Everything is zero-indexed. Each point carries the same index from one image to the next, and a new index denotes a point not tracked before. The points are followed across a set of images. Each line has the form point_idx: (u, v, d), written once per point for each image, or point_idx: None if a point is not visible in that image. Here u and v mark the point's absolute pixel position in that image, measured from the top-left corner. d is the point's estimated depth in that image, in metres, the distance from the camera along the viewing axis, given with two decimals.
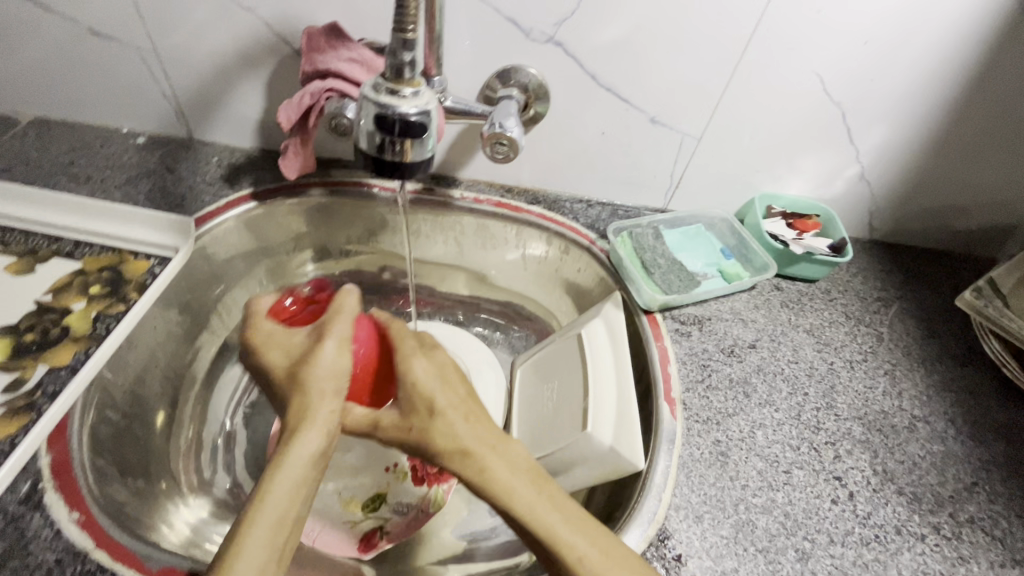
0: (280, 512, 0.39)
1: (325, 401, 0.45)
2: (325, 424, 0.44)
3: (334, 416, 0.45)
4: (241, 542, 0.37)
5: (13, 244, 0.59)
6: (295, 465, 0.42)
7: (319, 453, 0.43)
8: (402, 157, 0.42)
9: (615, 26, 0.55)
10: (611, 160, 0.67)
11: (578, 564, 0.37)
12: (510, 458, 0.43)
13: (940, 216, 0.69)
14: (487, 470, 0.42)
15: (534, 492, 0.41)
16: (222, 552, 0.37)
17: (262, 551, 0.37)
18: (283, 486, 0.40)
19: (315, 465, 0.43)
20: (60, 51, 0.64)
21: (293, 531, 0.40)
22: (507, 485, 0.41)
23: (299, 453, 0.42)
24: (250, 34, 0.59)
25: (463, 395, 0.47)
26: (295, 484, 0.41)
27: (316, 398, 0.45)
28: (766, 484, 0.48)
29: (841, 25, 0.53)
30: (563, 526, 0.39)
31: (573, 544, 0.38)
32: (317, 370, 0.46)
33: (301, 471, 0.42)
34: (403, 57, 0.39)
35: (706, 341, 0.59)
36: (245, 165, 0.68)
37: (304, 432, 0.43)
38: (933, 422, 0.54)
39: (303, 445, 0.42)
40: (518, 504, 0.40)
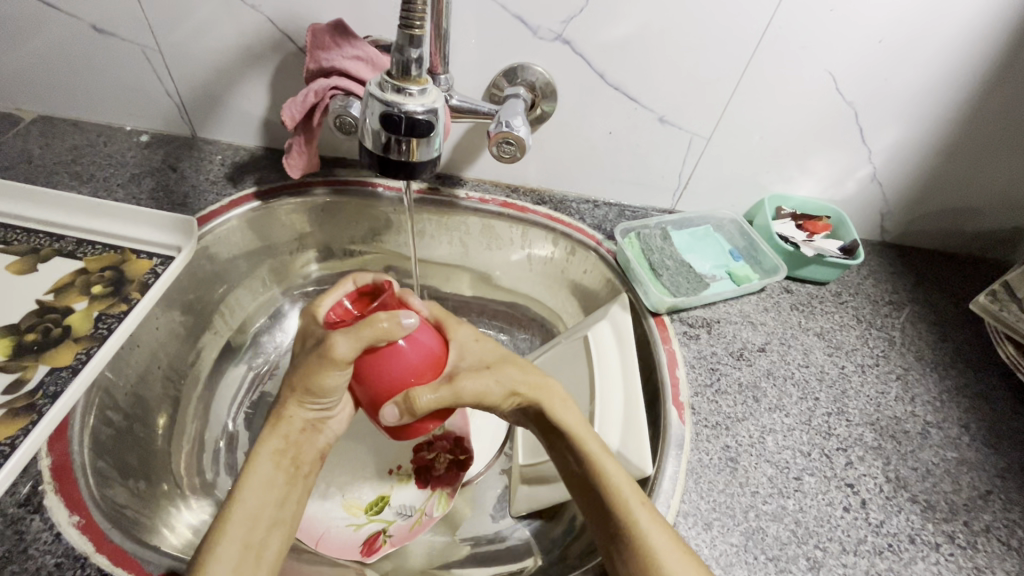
0: (253, 509, 0.41)
1: (293, 408, 0.46)
2: (291, 429, 0.46)
3: (301, 420, 0.46)
4: (217, 538, 0.39)
5: (15, 242, 0.58)
6: (264, 465, 0.44)
7: (286, 453, 0.45)
8: (408, 157, 0.41)
9: (624, 24, 0.54)
10: (618, 160, 0.66)
11: (635, 508, 0.42)
12: (577, 412, 0.48)
13: (953, 218, 0.68)
14: (559, 410, 0.47)
15: (598, 444, 0.46)
16: (199, 549, 0.39)
17: (237, 548, 0.39)
18: (255, 485, 0.42)
19: (282, 468, 0.45)
20: (63, 49, 0.63)
21: (268, 530, 0.41)
22: (579, 431, 0.46)
23: (267, 457, 0.44)
24: (254, 31, 0.58)
25: (525, 364, 0.50)
26: (268, 484, 0.43)
27: (294, 406, 0.46)
28: (776, 490, 0.47)
29: (855, 23, 0.52)
30: (622, 478, 0.44)
31: (630, 490, 0.43)
32: (300, 384, 0.45)
33: (272, 470, 0.44)
34: (410, 54, 0.38)
35: (715, 344, 0.58)
36: (248, 163, 0.68)
37: (271, 436, 0.45)
38: (946, 428, 0.53)
39: (271, 446, 0.45)
40: (588, 448, 0.45)
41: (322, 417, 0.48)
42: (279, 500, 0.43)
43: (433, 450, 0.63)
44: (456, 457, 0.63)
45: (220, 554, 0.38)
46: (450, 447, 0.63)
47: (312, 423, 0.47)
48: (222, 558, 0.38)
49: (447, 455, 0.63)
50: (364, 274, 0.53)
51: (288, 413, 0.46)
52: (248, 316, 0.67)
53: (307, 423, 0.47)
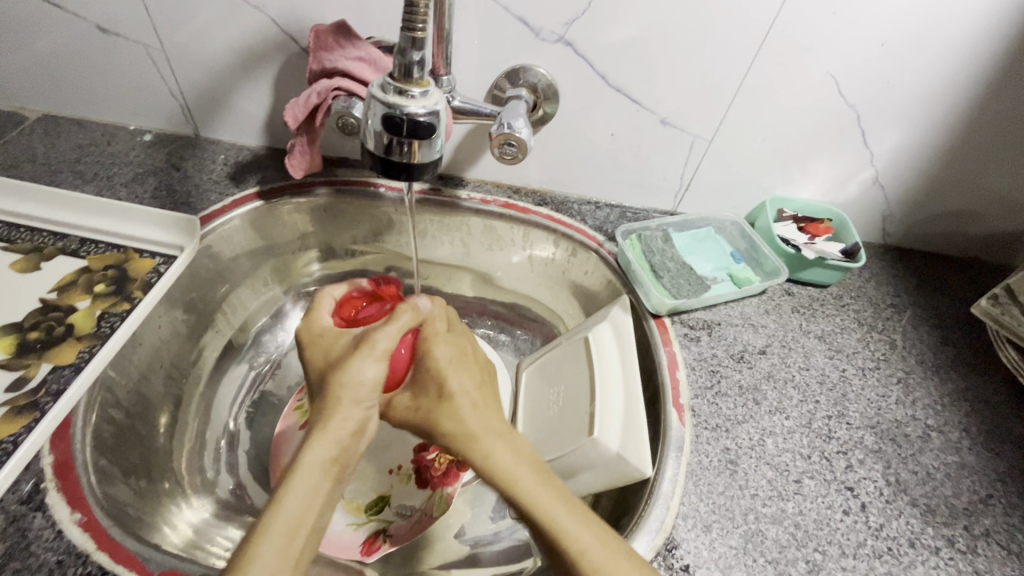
0: (295, 517, 0.38)
1: (347, 409, 0.45)
2: (341, 432, 0.44)
3: (351, 423, 0.45)
4: (255, 545, 0.36)
5: (19, 240, 0.59)
6: (313, 471, 0.41)
7: (334, 459, 0.42)
8: (410, 158, 0.41)
9: (626, 26, 0.54)
10: (620, 161, 0.66)
11: (580, 550, 0.38)
12: (513, 451, 0.44)
13: (955, 222, 0.68)
14: (489, 457, 0.44)
15: (535, 480, 0.42)
16: (236, 556, 0.35)
17: (275, 558, 0.35)
18: (299, 491, 0.39)
19: (331, 475, 0.42)
20: (68, 48, 0.63)
21: (308, 540, 0.38)
22: (512, 474, 0.42)
23: (314, 462, 0.42)
24: (257, 32, 0.58)
25: (475, 398, 0.48)
26: (313, 491, 0.40)
27: (342, 409, 0.45)
28: (776, 493, 0.47)
29: (857, 25, 0.52)
30: (569, 515, 0.40)
31: (577, 525, 0.39)
32: (347, 382, 0.46)
33: (318, 478, 0.41)
34: (411, 56, 0.38)
35: (715, 346, 0.58)
36: (251, 163, 0.68)
37: (321, 439, 0.43)
38: (947, 432, 0.53)
39: (320, 451, 0.42)
40: (522, 491, 0.41)
41: (366, 422, 0.46)
42: (323, 507, 0.40)
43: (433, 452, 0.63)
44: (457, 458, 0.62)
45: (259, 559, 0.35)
46: None
47: (358, 426, 0.45)
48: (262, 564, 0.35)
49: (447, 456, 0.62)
50: (338, 287, 0.57)
51: (334, 415, 0.45)
52: (250, 315, 0.68)
53: (355, 427, 0.45)
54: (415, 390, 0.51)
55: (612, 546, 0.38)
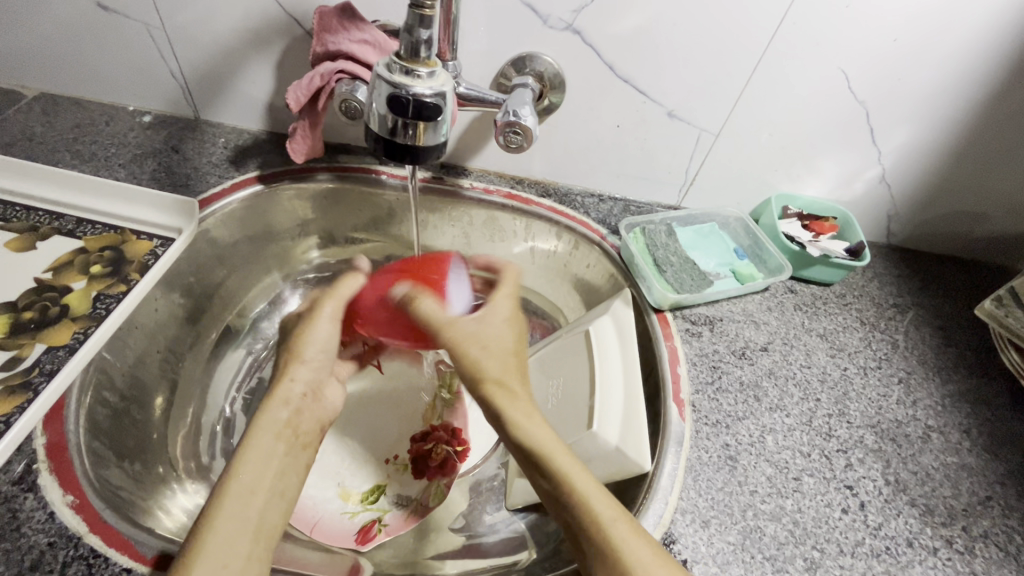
0: (249, 481, 0.40)
1: (294, 373, 0.50)
2: (289, 393, 0.49)
3: (298, 384, 0.50)
4: (214, 514, 0.38)
5: (14, 219, 0.58)
6: (266, 435, 0.44)
7: (287, 422, 0.46)
8: (415, 141, 0.40)
9: (636, 15, 0.53)
10: (625, 154, 0.65)
11: (608, 522, 0.39)
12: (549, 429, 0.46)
13: (960, 223, 0.68)
14: (530, 430, 0.45)
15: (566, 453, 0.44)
16: (196, 526, 0.37)
17: (233, 524, 0.37)
18: (254, 456, 0.42)
19: (284, 439, 0.45)
20: (66, 25, 0.62)
21: (265, 505, 0.40)
22: (548, 445, 0.44)
23: (268, 429, 0.44)
24: (260, 12, 0.57)
25: (514, 381, 0.49)
26: (268, 455, 0.43)
27: (294, 369, 0.51)
28: (775, 490, 0.47)
29: (872, 19, 0.51)
30: (596, 488, 0.42)
31: (599, 496, 0.41)
32: (296, 356, 0.52)
33: (272, 440, 0.44)
34: (419, 35, 0.37)
35: (717, 342, 0.57)
36: (251, 147, 0.67)
37: (273, 404, 0.47)
38: (947, 433, 0.53)
39: (270, 417, 0.45)
40: (557, 462, 0.43)
41: (319, 387, 0.51)
42: (278, 468, 0.42)
43: (431, 441, 0.64)
44: (454, 448, 0.63)
45: (216, 527, 0.37)
46: (448, 438, 0.64)
47: (308, 389, 0.50)
48: (217, 531, 0.37)
49: (445, 445, 0.63)
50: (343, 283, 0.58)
51: (288, 375, 0.50)
52: (248, 301, 0.67)
53: (303, 389, 0.50)
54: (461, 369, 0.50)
55: (635, 527, 0.40)
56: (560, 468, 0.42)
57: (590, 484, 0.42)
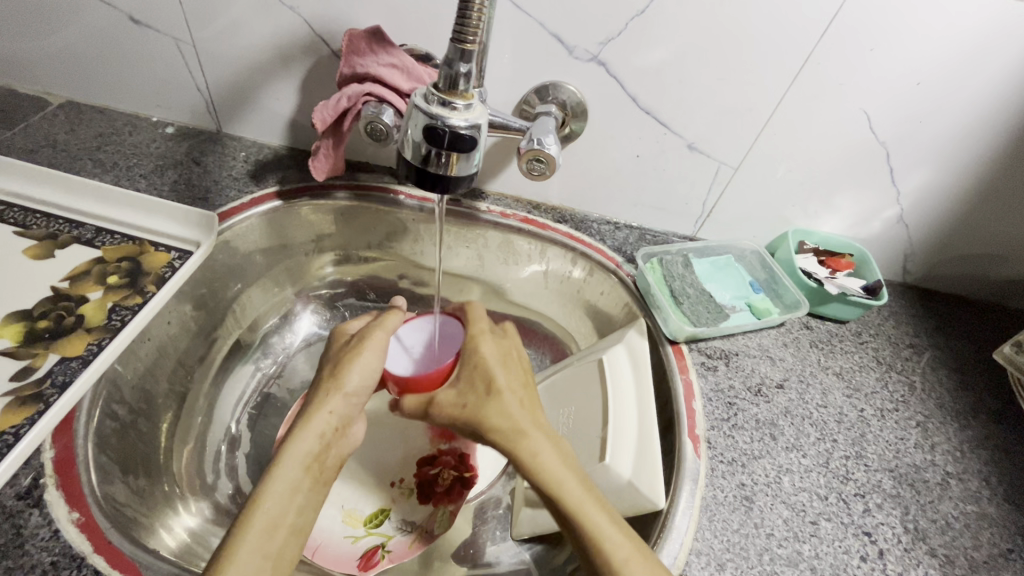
0: (274, 516, 0.40)
1: (334, 402, 0.49)
2: (324, 426, 0.47)
3: (335, 418, 0.48)
4: (236, 547, 0.38)
5: (34, 226, 0.58)
6: (293, 466, 0.44)
7: (315, 454, 0.46)
8: (447, 170, 0.40)
9: (662, 49, 0.54)
10: (643, 184, 0.65)
11: (623, 563, 0.39)
12: (564, 459, 0.45)
13: (976, 265, 0.67)
14: (539, 461, 0.44)
15: (581, 489, 0.43)
16: (216, 556, 0.37)
17: (256, 557, 0.38)
18: (279, 490, 0.42)
19: (311, 472, 0.44)
20: (97, 37, 0.63)
21: (286, 538, 0.40)
22: (559, 479, 0.43)
23: (296, 458, 0.44)
24: (290, 32, 0.58)
25: (523, 396, 0.49)
26: (293, 487, 0.43)
27: (332, 401, 0.49)
28: (793, 535, 0.46)
29: (897, 63, 0.52)
30: (609, 526, 0.40)
31: (615, 536, 0.40)
32: (336, 386, 0.49)
33: (299, 473, 0.44)
34: (459, 68, 0.38)
35: (733, 377, 0.57)
36: (271, 162, 0.68)
37: (304, 434, 0.46)
38: (966, 480, 0.52)
39: (299, 448, 0.45)
40: (569, 497, 0.42)
41: (348, 421, 0.49)
42: (301, 504, 0.42)
43: (438, 466, 0.63)
44: (461, 474, 0.62)
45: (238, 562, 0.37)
46: (455, 464, 0.63)
47: (341, 422, 0.49)
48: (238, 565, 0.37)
49: (451, 471, 0.63)
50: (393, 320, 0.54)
51: (326, 407, 0.48)
52: (259, 315, 0.67)
53: (337, 422, 0.48)
54: (460, 385, 0.51)
55: (650, 564, 0.39)
56: (569, 503, 0.42)
57: (602, 520, 0.41)
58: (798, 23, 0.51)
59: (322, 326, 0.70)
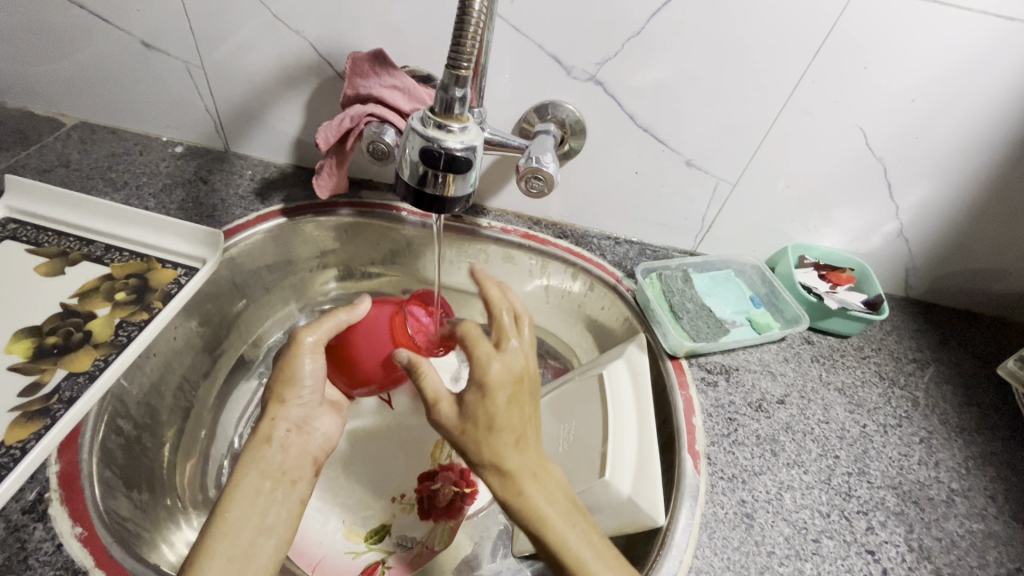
0: (237, 521, 0.42)
1: (274, 410, 0.50)
2: (279, 433, 0.49)
3: (281, 422, 0.50)
4: (203, 551, 0.40)
5: (45, 244, 0.59)
6: (249, 475, 0.45)
7: (272, 463, 0.47)
8: (444, 191, 0.41)
9: (658, 69, 0.55)
10: (643, 199, 0.66)
11: None
12: (549, 490, 0.43)
13: (980, 279, 0.67)
14: (530, 498, 0.43)
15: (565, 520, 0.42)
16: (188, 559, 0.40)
17: (223, 559, 0.40)
18: (240, 498, 0.44)
19: (270, 476, 0.46)
20: (110, 60, 0.65)
21: (252, 540, 0.42)
22: (546, 515, 0.42)
23: (255, 467, 0.46)
24: (296, 55, 0.60)
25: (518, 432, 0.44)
26: (254, 493, 0.45)
27: (277, 410, 0.50)
28: (794, 553, 0.46)
29: (890, 79, 0.52)
30: (593, 555, 0.41)
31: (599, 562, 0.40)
32: (277, 398, 0.51)
33: (258, 479, 0.46)
34: (454, 93, 0.38)
35: (733, 393, 0.57)
36: (277, 180, 0.69)
37: (259, 445, 0.48)
38: (972, 498, 0.51)
39: (257, 458, 0.47)
40: (554, 530, 0.41)
41: (307, 418, 0.52)
42: (263, 507, 0.44)
43: (438, 481, 0.62)
44: (462, 490, 0.62)
45: (206, 567, 0.39)
46: (456, 480, 0.62)
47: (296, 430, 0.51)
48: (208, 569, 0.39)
49: (452, 487, 0.62)
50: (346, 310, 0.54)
51: (271, 416, 0.50)
52: (264, 330, 0.68)
53: (292, 425, 0.50)
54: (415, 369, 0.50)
55: None
56: (553, 538, 0.41)
57: (584, 546, 0.41)
58: (791, 39, 0.51)
59: None
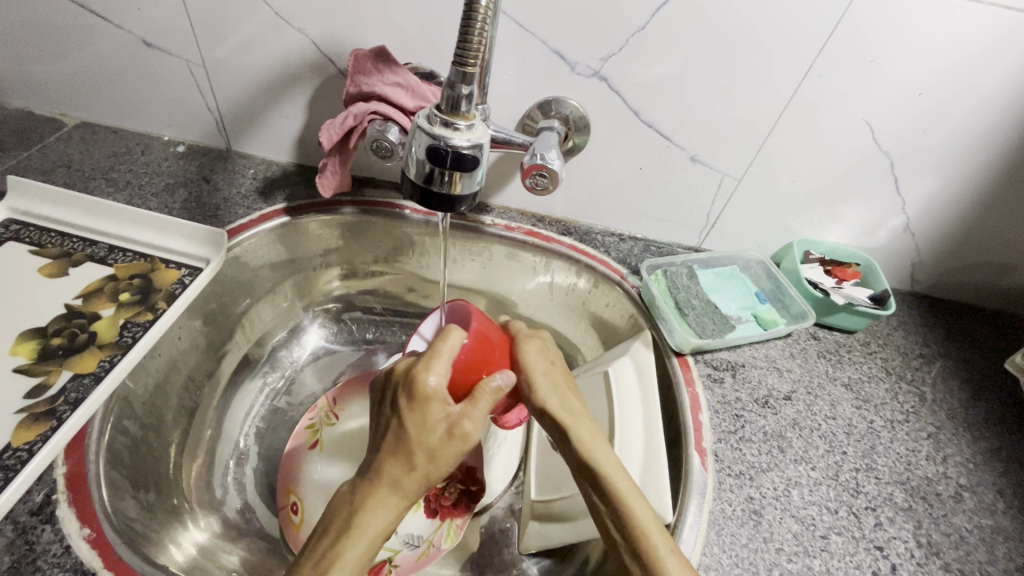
0: (358, 562, 0.38)
1: (412, 433, 0.40)
2: (409, 477, 0.40)
3: (419, 472, 0.40)
4: None
5: (49, 245, 0.59)
6: (377, 517, 0.39)
7: (400, 504, 0.40)
8: (450, 189, 0.41)
9: (662, 64, 0.55)
10: (647, 195, 0.66)
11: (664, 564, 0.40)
12: (615, 463, 0.45)
13: (986, 273, 0.67)
14: (596, 467, 0.45)
15: (626, 485, 0.44)
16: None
17: None
18: (366, 539, 0.39)
19: (399, 519, 0.40)
20: (110, 59, 0.65)
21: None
22: (614, 484, 0.44)
23: (386, 505, 0.40)
24: (298, 52, 0.59)
25: (569, 404, 0.48)
26: (373, 540, 0.39)
27: (414, 433, 0.40)
28: (802, 549, 0.46)
29: (898, 71, 0.52)
30: (653, 523, 0.42)
31: (657, 531, 0.42)
32: (410, 403, 0.41)
33: (390, 519, 0.40)
34: (461, 90, 0.38)
35: (739, 389, 0.56)
36: (279, 179, 0.69)
37: (381, 485, 0.40)
38: (980, 493, 0.51)
39: (382, 496, 0.40)
40: (620, 485, 0.44)
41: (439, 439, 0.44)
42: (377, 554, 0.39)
43: (443, 480, 0.62)
44: (468, 488, 0.62)
45: None
46: (461, 478, 0.63)
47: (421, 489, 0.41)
48: None
49: (458, 485, 0.62)
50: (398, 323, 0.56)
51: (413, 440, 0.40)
52: (268, 330, 0.68)
53: (421, 465, 0.42)
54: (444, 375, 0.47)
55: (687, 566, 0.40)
56: (619, 503, 0.43)
57: (645, 514, 0.42)
58: (798, 32, 0.51)
59: (329, 339, 0.72)
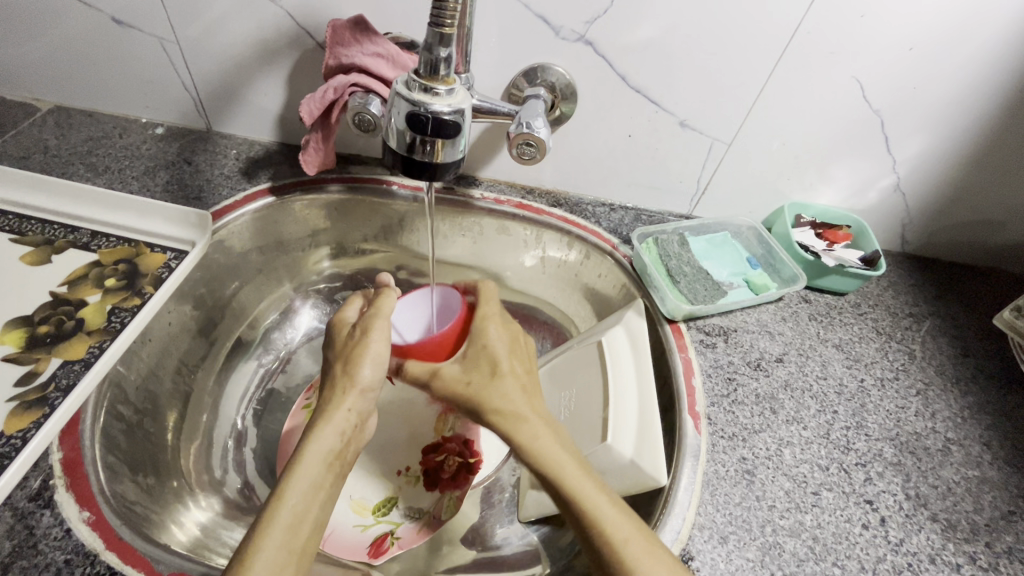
0: (298, 512, 0.39)
1: (348, 398, 0.47)
2: (344, 424, 0.45)
3: (355, 416, 0.47)
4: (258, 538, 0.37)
5: (30, 233, 0.58)
6: (314, 464, 0.42)
7: (337, 451, 0.44)
8: (433, 158, 0.40)
9: (649, 25, 0.53)
10: (637, 164, 0.65)
11: (623, 544, 0.38)
12: (559, 442, 0.44)
13: (976, 230, 0.67)
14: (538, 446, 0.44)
15: (575, 468, 0.42)
16: (242, 549, 0.36)
17: (280, 552, 0.37)
18: (303, 483, 0.41)
19: (332, 469, 0.43)
20: (79, 39, 0.63)
21: (310, 535, 0.39)
22: (561, 463, 0.42)
23: (317, 453, 0.43)
24: (273, 26, 0.57)
25: (523, 382, 0.49)
26: (314, 486, 0.41)
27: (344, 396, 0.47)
28: (794, 505, 0.47)
29: (887, 27, 0.51)
30: (595, 491, 0.41)
31: (613, 516, 0.39)
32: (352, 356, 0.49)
33: (322, 471, 0.42)
34: (439, 52, 0.37)
35: (732, 353, 0.57)
36: (263, 158, 0.67)
37: (325, 430, 0.44)
38: (968, 446, 0.52)
39: (321, 443, 0.43)
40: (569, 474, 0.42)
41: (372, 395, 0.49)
42: (324, 501, 0.41)
43: (443, 453, 0.64)
44: (466, 460, 0.63)
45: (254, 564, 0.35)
46: (460, 450, 0.64)
47: (360, 418, 0.47)
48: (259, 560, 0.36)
49: (457, 457, 0.63)
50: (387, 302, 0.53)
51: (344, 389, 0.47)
52: (259, 312, 0.68)
53: (356, 421, 0.46)
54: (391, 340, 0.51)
55: (652, 544, 0.39)
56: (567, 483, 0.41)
57: (598, 499, 0.40)
58: None
59: (322, 319, 0.71)
